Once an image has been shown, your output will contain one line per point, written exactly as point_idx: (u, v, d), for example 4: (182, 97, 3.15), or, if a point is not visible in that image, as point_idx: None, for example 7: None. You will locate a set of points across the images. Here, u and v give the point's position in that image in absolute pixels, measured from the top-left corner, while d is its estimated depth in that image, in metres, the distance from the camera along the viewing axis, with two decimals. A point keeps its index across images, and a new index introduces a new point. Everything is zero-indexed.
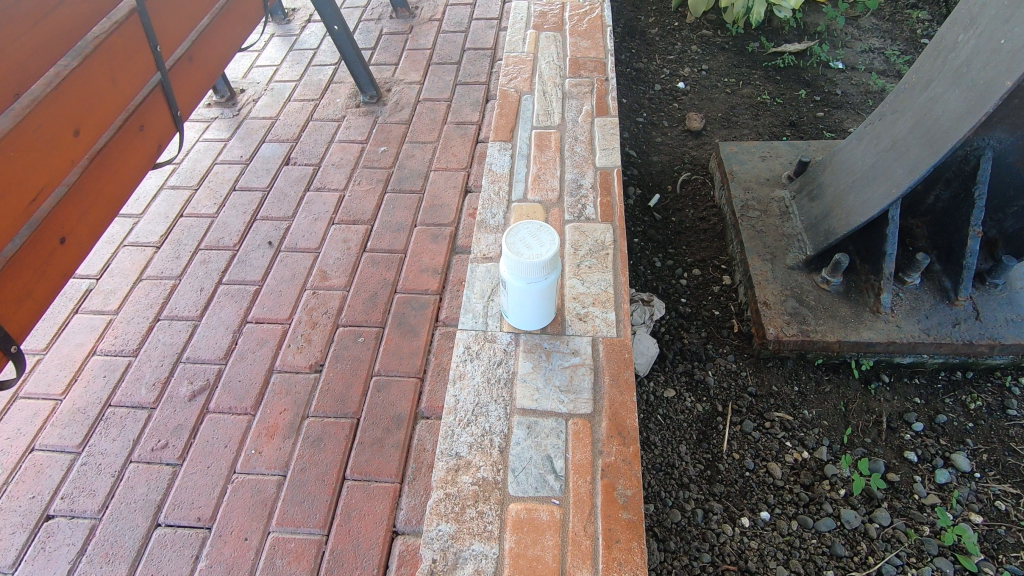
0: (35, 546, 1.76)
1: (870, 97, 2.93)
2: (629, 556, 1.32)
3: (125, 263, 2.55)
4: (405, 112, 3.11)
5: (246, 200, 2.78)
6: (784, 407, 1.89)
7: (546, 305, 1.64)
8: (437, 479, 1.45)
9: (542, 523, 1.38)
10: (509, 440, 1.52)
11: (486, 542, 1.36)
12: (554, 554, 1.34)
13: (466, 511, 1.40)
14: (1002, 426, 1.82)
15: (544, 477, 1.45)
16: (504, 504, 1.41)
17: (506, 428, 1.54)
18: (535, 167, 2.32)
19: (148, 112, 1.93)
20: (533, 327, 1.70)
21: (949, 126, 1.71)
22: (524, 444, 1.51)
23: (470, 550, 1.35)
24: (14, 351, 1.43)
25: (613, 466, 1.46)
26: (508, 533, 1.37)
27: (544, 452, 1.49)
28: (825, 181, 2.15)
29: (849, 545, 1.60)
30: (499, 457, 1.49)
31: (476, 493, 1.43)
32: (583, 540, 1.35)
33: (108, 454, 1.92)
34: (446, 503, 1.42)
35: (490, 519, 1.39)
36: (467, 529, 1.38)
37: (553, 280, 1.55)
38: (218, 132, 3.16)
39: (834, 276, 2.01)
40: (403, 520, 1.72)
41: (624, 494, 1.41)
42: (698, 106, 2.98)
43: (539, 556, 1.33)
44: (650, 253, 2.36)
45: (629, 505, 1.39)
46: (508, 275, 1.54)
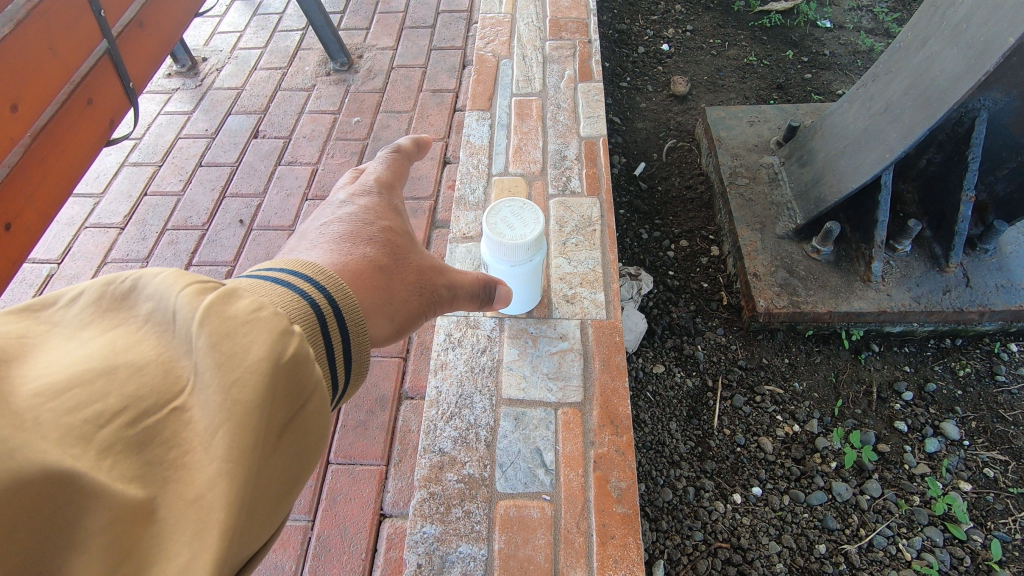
0: None
1: (859, 58, 2.84)
2: (625, 553, 1.28)
3: (87, 245, 2.45)
4: (379, 80, 2.95)
5: (214, 176, 2.65)
6: (774, 380, 1.86)
7: (531, 289, 1.57)
8: (421, 478, 1.39)
9: (533, 521, 1.33)
10: (495, 433, 1.46)
11: (473, 543, 1.30)
12: (546, 553, 1.29)
13: (452, 511, 1.35)
14: (991, 392, 1.80)
15: (533, 471, 1.40)
16: (491, 502, 1.36)
17: (492, 420, 1.48)
18: (516, 136, 2.22)
19: (95, 84, 1.78)
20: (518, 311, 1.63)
21: (945, 87, 1.64)
22: (512, 436, 1.45)
23: (458, 552, 1.29)
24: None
25: (605, 458, 1.41)
26: (496, 533, 1.32)
27: (533, 444, 1.44)
28: (815, 147, 2.08)
29: (840, 518, 1.58)
30: (485, 451, 1.43)
31: (462, 491, 1.38)
32: (576, 538, 1.30)
33: None
34: (430, 503, 1.36)
35: (477, 518, 1.34)
36: (453, 530, 1.32)
37: (536, 263, 1.48)
38: (181, 104, 2.98)
39: (824, 245, 1.95)
40: (390, 502, 1.66)
41: (618, 487, 1.36)
42: (683, 69, 2.87)
43: (530, 557, 1.28)
44: (636, 225, 2.28)
45: (624, 498, 1.35)
46: (488, 257, 1.46)
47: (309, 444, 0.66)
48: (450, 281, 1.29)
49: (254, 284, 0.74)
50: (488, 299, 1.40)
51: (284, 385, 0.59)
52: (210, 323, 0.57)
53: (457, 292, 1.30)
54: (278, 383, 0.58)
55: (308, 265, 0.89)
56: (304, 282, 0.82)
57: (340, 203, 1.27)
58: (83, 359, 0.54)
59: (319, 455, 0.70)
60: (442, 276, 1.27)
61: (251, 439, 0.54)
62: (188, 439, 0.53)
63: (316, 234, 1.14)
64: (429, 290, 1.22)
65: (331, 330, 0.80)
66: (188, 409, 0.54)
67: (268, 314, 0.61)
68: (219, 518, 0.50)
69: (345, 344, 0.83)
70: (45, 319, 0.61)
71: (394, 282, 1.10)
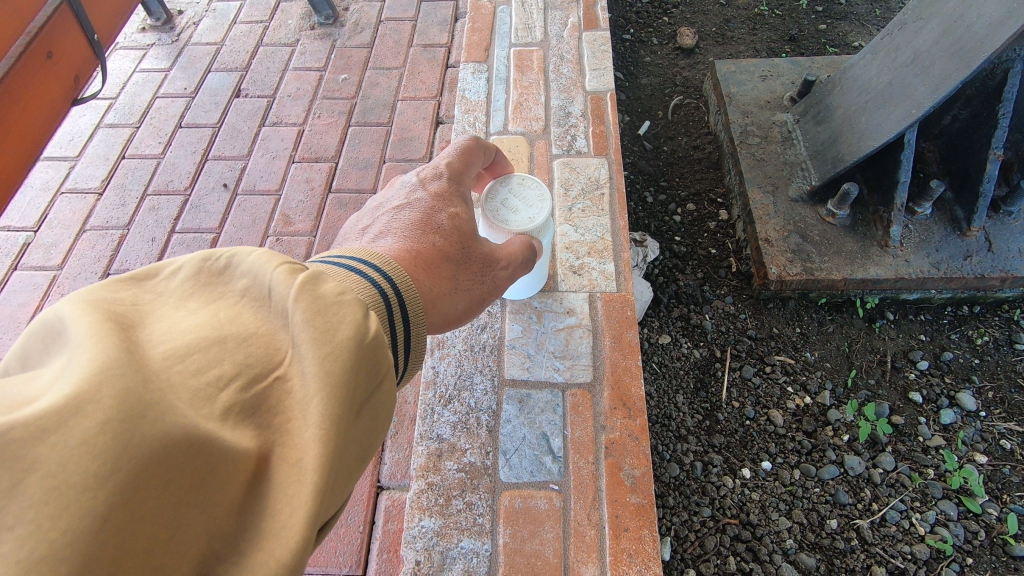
0: None
1: (877, 7, 2.67)
2: (640, 546, 1.22)
3: (65, 212, 2.32)
4: (366, 34, 2.76)
5: (195, 138, 2.50)
6: (785, 350, 1.78)
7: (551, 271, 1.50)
8: (418, 467, 1.32)
9: (540, 513, 1.27)
10: (498, 418, 1.39)
11: (476, 538, 1.24)
12: (554, 548, 1.23)
13: (452, 503, 1.28)
14: (1009, 361, 1.73)
15: (540, 459, 1.33)
16: (495, 493, 1.29)
17: (495, 403, 1.41)
18: (516, 92, 2.07)
19: (56, 34, 1.63)
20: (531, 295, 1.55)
21: (981, 36, 1.51)
22: (516, 421, 1.38)
23: (459, 548, 1.23)
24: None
25: (617, 444, 1.33)
26: (501, 526, 1.25)
27: (538, 430, 1.37)
28: (833, 103, 1.95)
29: (852, 492, 1.53)
30: (487, 437, 1.36)
31: (463, 481, 1.31)
32: (586, 531, 1.24)
33: None
34: (428, 495, 1.29)
35: (480, 511, 1.27)
36: (454, 524, 1.26)
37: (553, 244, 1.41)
38: (157, 60, 2.79)
39: (841, 208, 1.85)
40: (387, 475, 1.60)
41: (630, 475, 1.29)
42: (691, 20, 2.69)
43: (537, 552, 1.22)
44: (640, 187, 2.17)
45: (637, 488, 1.27)
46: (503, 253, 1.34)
47: (373, 429, 0.69)
48: (506, 262, 1.20)
49: (328, 270, 0.75)
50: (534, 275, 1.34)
51: (365, 364, 0.63)
52: (304, 300, 0.61)
53: (512, 272, 1.22)
54: (360, 361, 0.62)
55: (375, 255, 0.88)
56: (373, 273, 0.82)
57: (410, 185, 1.17)
58: (195, 327, 0.56)
59: (380, 438, 0.73)
60: (498, 262, 1.18)
61: (340, 409, 0.58)
62: (289, 406, 0.57)
63: (386, 219, 1.10)
64: (487, 275, 1.14)
65: (395, 321, 0.80)
66: (288, 378, 0.57)
67: (352, 298, 0.65)
68: (314, 478, 0.54)
69: (405, 336, 0.83)
70: (151, 287, 0.61)
71: (462, 274, 1.07)
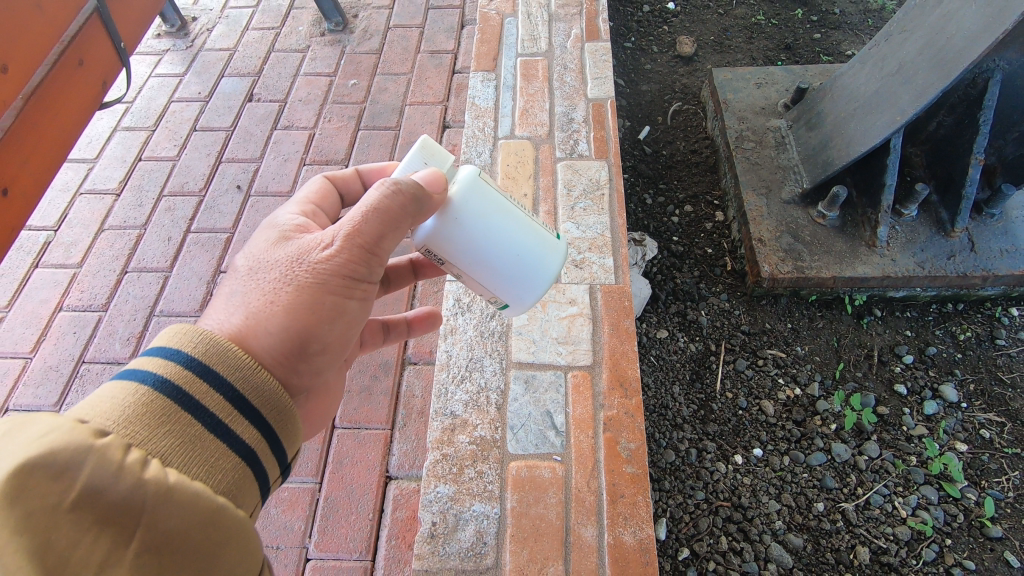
0: None
1: (869, 17, 2.77)
2: (634, 510, 1.30)
3: (84, 212, 2.43)
4: (375, 41, 2.87)
5: (209, 141, 2.60)
6: (777, 344, 1.87)
7: (523, 233, 1.13)
8: (433, 439, 1.42)
9: (544, 480, 1.36)
10: (506, 397, 1.48)
11: (486, 502, 1.34)
12: (557, 511, 1.32)
13: (464, 471, 1.38)
14: (990, 355, 1.82)
15: (544, 433, 1.42)
16: (504, 463, 1.38)
17: (502, 383, 1.50)
18: (522, 98, 2.17)
19: (85, 44, 1.74)
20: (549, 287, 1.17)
21: (961, 47, 1.61)
22: (522, 399, 1.48)
23: (471, 511, 1.33)
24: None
25: (615, 420, 1.43)
26: (508, 492, 1.35)
27: (543, 407, 1.46)
28: (824, 110, 2.04)
29: (838, 477, 1.62)
30: (496, 414, 1.46)
31: (474, 452, 1.40)
32: (586, 497, 1.33)
33: None
34: (443, 464, 1.38)
35: (490, 479, 1.37)
36: (466, 490, 1.35)
37: (476, 180, 1.09)
38: (172, 66, 2.91)
39: (831, 210, 1.94)
40: (395, 465, 1.66)
41: (627, 447, 1.38)
42: (690, 29, 2.79)
43: (542, 515, 1.32)
44: (640, 190, 2.26)
45: (633, 458, 1.37)
46: (441, 239, 1.08)
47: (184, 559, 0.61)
48: (330, 240, 0.94)
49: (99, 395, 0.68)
50: (421, 214, 1.00)
51: (86, 508, 0.55)
52: None
53: (344, 245, 0.93)
54: (68, 512, 0.54)
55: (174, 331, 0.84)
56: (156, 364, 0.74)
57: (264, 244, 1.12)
58: None
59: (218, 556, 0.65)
60: (316, 248, 0.94)
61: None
62: None
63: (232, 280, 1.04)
64: (301, 294, 0.92)
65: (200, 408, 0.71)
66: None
67: (58, 436, 0.57)
68: None
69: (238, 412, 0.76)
70: None
71: (263, 289, 0.91)
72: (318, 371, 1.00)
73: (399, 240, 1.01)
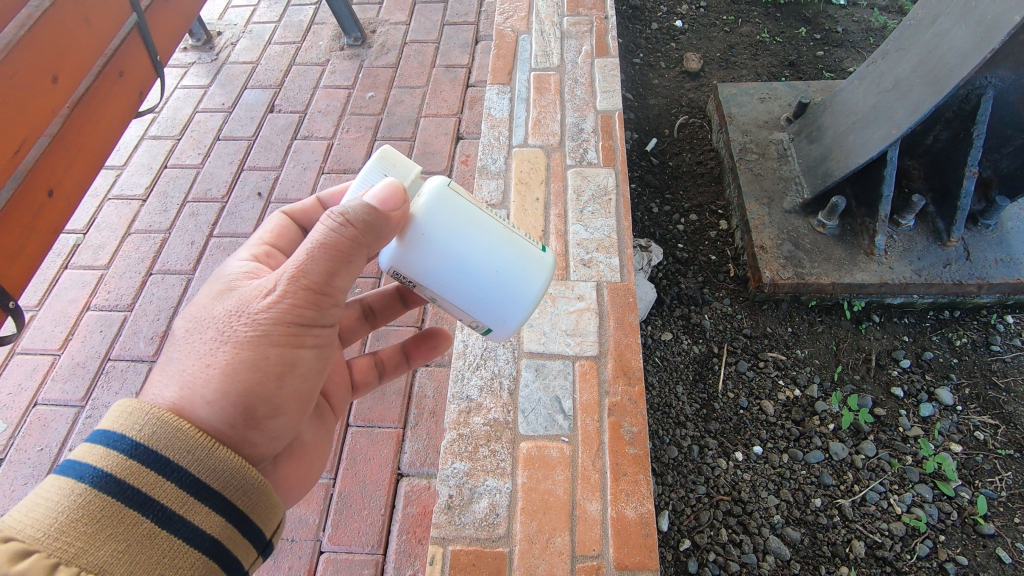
0: None
1: (871, 35, 2.86)
2: (636, 487, 1.43)
3: (111, 216, 2.55)
4: (392, 56, 3.00)
5: (232, 150, 2.73)
6: (777, 347, 1.94)
7: (499, 247, 1.10)
8: (450, 421, 1.56)
9: (553, 459, 1.50)
10: (518, 383, 1.62)
11: (499, 478, 1.48)
12: (564, 487, 1.46)
13: (479, 449, 1.51)
14: (985, 361, 1.88)
15: (553, 416, 1.56)
16: (515, 443, 1.52)
17: (514, 370, 1.63)
18: (535, 110, 2.28)
19: (125, 57, 1.87)
20: (534, 304, 1.13)
21: (953, 65, 1.69)
22: (533, 385, 1.61)
23: (485, 485, 1.47)
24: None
25: (619, 406, 1.55)
26: (520, 469, 1.48)
27: (553, 393, 1.60)
28: (825, 123, 2.13)
29: (835, 475, 1.68)
30: (509, 398, 1.60)
31: (488, 433, 1.54)
32: (591, 473, 1.47)
33: None
34: (460, 442, 1.53)
35: (501, 456, 1.51)
36: (480, 466, 1.50)
37: (447, 196, 1.08)
38: (197, 78, 3.05)
39: (830, 219, 2.02)
40: (407, 463, 1.72)
41: (629, 430, 1.51)
42: (696, 46, 2.89)
43: (550, 489, 1.46)
44: (647, 199, 2.35)
45: (635, 441, 1.50)
46: (413, 262, 1.08)
47: None
48: (273, 289, 0.99)
49: (52, 487, 0.79)
50: (373, 244, 1.02)
51: None
52: None
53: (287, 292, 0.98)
54: None
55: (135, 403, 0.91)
56: (110, 448, 0.83)
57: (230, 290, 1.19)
58: None
59: None
60: (260, 298, 0.99)
61: None
62: None
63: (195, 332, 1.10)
64: (239, 354, 0.97)
65: (145, 505, 0.81)
66: None
67: None
68: None
69: (194, 502, 0.86)
70: None
71: (214, 344, 0.97)
72: (278, 434, 1.05)
73: (349, 280, 1.05)
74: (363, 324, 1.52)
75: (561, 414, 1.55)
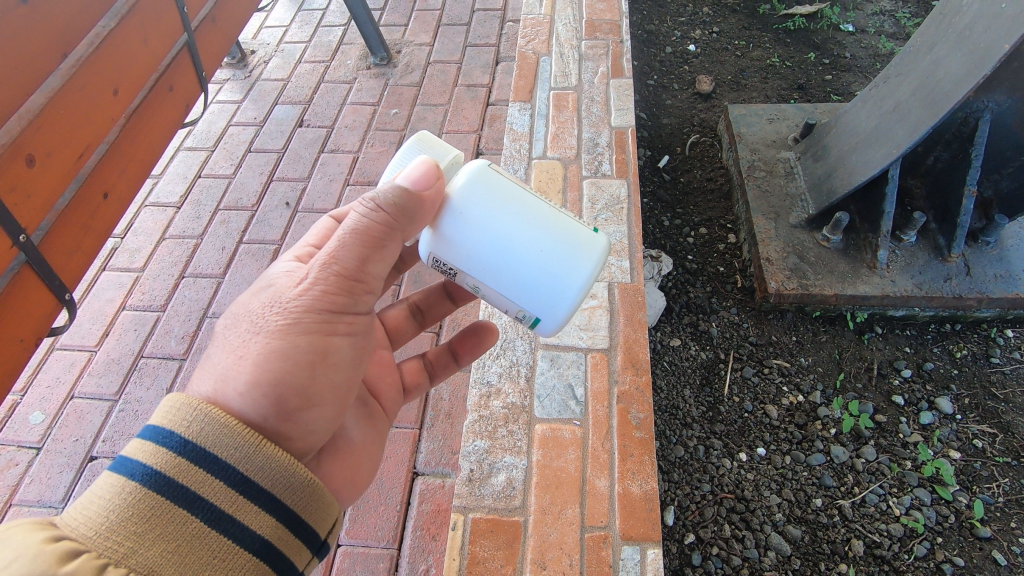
0: (83, 483, 2.00)
1: (878, 61, 2.97)
2: (641, 466, 1.60)
3: (148, 222, 2.72)
4: (416, 75, 3.16)
5: (262, 161, 2.90)
6: (782, 355, 2.02)
7: (546, 230, 1.18)
8: (473, 403, 1.74)
9: (565, 439, 1.66)
10: (534, 370, 1.79)
11: (516, 455, 1.64)
12: (575, 464, 1.62)
13: (498, 429, 1.69)
14: (984, 372, 1.94)
15: (566, 402, 1.72)
16: (531, 424, 1.69)
17: (531, 360, 1.81)
18: (554, 126, 2.42)
19: (175, 72, 2.03)
20: (580, 287, 1.18)
21: (949, 89, 1.79)
22: (548, 373, 1.78)
23: (503, 461, 1.63)
24: (23, 242, 1.38)
25: (627, 393, 1.72)
26: (535, 447, 1.65)
27: (566, 380, 1.76)
28: (830, 142, 2.23)
29: (836, 477, 1.75)
30: (526, 384, 1.77)
31: (506, 414, 1.71)
32: (601, 454, 1.63)
33: (144, 401, 2.16)
34: (480, 422, 1.70)
35: (519, 436, 1.67)
36: (500, 444, 1.66)
37: (487, 188, 1.18)
38: (232, 93, 3.24)
39: (834, 234, 2.11)
40: (423, 462, 1.71)
41: (637, 416, 1.68)
42: (708, 69, 3.02)
43: (562, 466, 1.62)
44: (658, 213, 2.45)
45: (641, 425, 1.66)
46: (461, 249, 1.18)
47: None
48: (309, 276, 1.07)
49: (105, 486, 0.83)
50: (408, 227, 1.12)
51: None
52: None
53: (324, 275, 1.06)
54: None
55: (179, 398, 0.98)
56: (159, 449, 0.86)
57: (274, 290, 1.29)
58: None
59: None
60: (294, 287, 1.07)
61: None
62: None
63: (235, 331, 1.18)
64: (271, 342, 1.04)
65: (192, 506, 0.84)
66: None
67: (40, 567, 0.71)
68: None
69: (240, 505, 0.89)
70: None
71: (251, 334, 1.05)
72: (315, 427, 1.09)
73: (380, 266, 1.13)
74: (412, 322, 1.63)
75: (573, 399, 1.71)
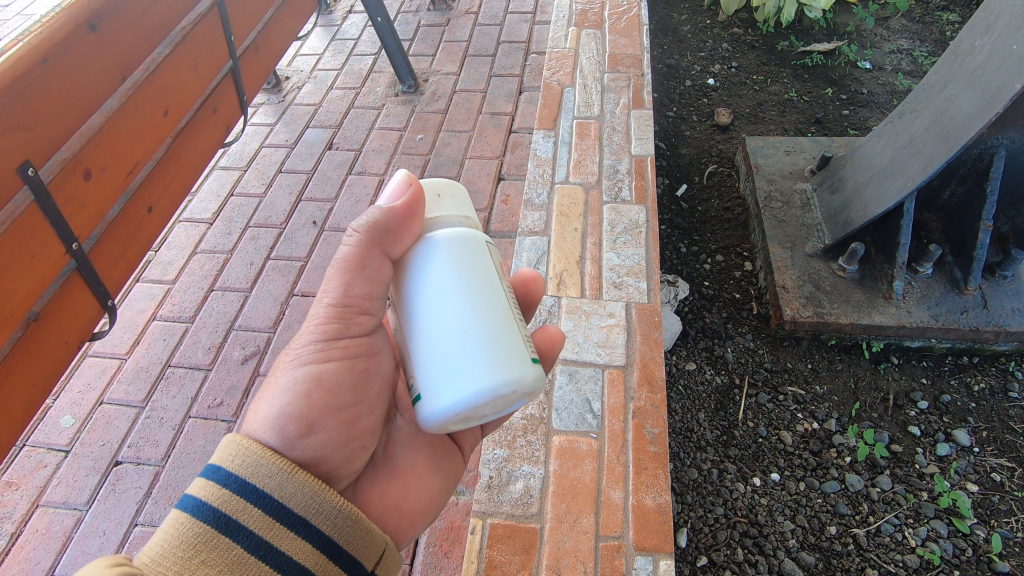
0: (106, 487, 2.07)
1: (895, 98, 3.02)
2: (655, 480, 1.63)
3: (181, 237, 2.84)
4: (442, 102, 3.29)
5: (292, 181, 3.02)
6: (797, 382, 2.04)
7: (463, 314, 1.04)
8: None
9: (582, 451, 1.70)
10: (553, 384, 1.83)
11: (533, 464, 1.68)
12: (591, 475, 1.65)
13: (517, 439, 1.73)
14: (1002, 406, 1.94)
15: (583, 415, 1.76)
16: (549, 436, 1.73)
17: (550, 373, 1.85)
18: (576, 153, 2.51)
19: (219, 96, 2.16)
20: (470, 394, 0.99)
21: (962, 125, 1.84)
22: (566, 388, 1.82)
23: (521, 470, 1.68)
24: (76, 249, 1.47)
25: (642, 409, 1.76)
26: (552, 458, 1.69)
27: (583, 395, 1.80)
28: (846, 174, 2.28)
29: (851, 505, 1.75)
30: (544, 397, 1.81)
31: (525, 425, 1.75)
32: (616, 466, 1.66)
33: (169, 409, 2.24)
34: (500, 432, 1.75)
35: (536, 446, 1.71)
36: (518, 454, 1.70)
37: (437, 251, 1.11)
38: (266, 116, 3.40)
39: (850, 264, 2.15)
40: None
41: (651, 431, 1.71)
42: (727, 102, 3.11)
43: (578, 477, 1.65)
44: (676, 240, 2.51)
45: (656, 440, 1.69)
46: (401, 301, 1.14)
47: None
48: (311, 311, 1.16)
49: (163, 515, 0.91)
50: (388, 245, 1.13)
51: None
52: None
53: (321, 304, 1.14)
54: None
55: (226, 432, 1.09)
56: (207, 481, 0.94)
57: None
58: None
59: None
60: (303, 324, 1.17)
61: None
62: None
63: None
64: (280, 378, 1.12)
65: (234, 533, 0.90)
66: None
67: None
68: None
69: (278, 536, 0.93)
70: None
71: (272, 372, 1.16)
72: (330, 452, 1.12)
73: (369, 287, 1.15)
74: None
75: (590, 413, 1.75)
